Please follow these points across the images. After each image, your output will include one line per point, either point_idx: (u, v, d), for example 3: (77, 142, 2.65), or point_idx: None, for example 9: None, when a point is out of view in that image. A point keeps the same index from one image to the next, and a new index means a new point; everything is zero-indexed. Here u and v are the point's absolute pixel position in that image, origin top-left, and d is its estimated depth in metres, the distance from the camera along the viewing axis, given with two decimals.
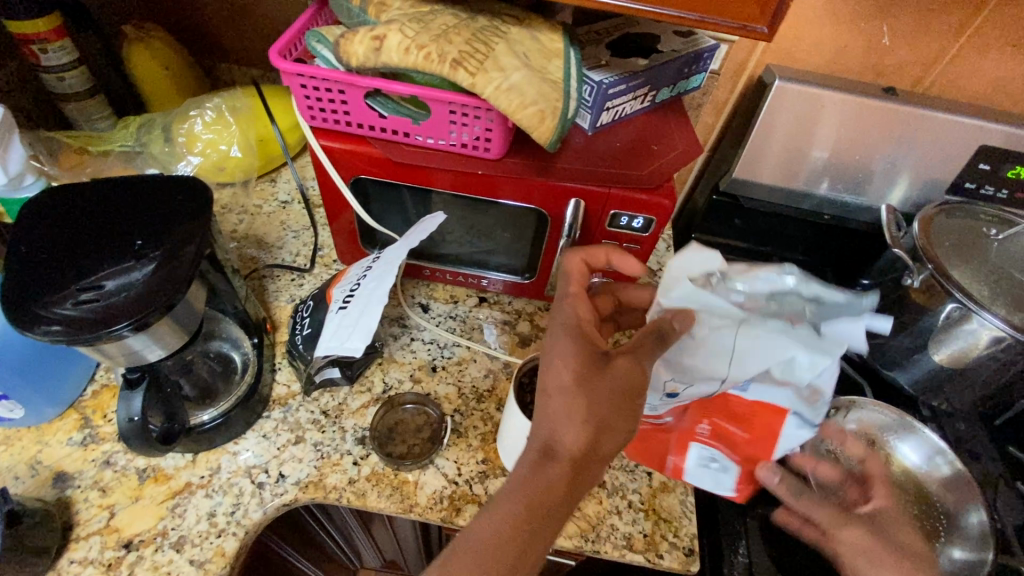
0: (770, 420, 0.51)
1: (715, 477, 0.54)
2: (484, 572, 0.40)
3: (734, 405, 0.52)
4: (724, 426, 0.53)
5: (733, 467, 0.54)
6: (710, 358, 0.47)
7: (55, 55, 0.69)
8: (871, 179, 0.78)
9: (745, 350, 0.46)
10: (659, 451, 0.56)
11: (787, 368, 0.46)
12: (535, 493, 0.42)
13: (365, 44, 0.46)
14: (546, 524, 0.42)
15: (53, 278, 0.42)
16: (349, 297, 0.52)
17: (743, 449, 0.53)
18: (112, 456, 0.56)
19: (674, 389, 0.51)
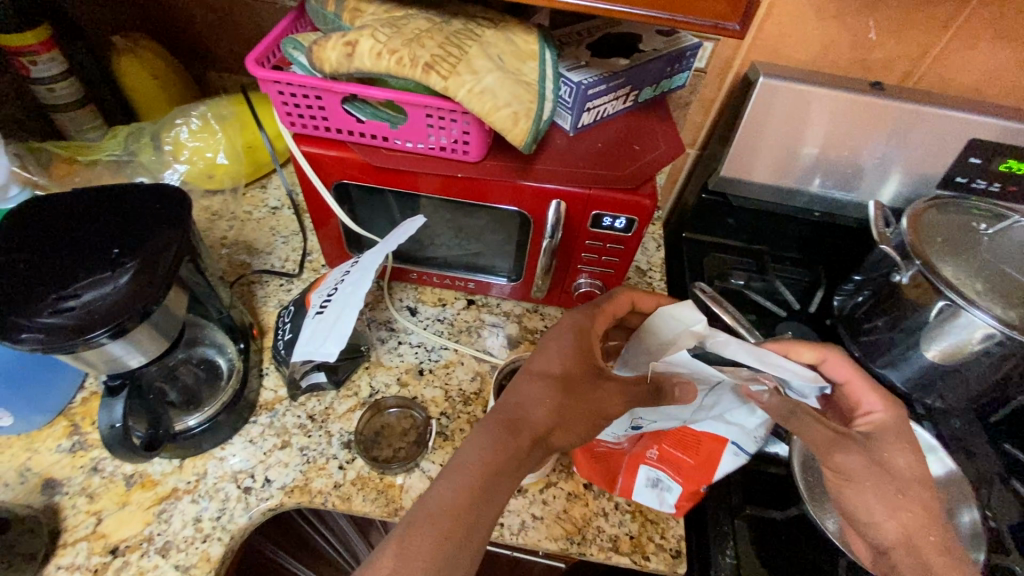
0: (712, 449, 0.52)
1: (659, 498, 0.55)
2: (443, 534, 0.39)
3: (684, 432, 0.53)
4: (672, 449, 0.54)
5: (676, 489, 0.54)
6: (676, 403, 0.48)
7: (45, 67, 0.70)
8: (862, 175, 0.77)
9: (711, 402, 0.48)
10: (610, 471, 0.56)
11: (736, 413, 0.49)
12: (487, 464, 0.43)
13: (338, 50, 0.48)
14: (496, 496, 0.42)
15: (32, 288, 0.42)
16: (326, 302, 0.53)
17: (687, 473, 0.53)
18: (100, 463, 0.57)
19: (639, 423, 0.51)
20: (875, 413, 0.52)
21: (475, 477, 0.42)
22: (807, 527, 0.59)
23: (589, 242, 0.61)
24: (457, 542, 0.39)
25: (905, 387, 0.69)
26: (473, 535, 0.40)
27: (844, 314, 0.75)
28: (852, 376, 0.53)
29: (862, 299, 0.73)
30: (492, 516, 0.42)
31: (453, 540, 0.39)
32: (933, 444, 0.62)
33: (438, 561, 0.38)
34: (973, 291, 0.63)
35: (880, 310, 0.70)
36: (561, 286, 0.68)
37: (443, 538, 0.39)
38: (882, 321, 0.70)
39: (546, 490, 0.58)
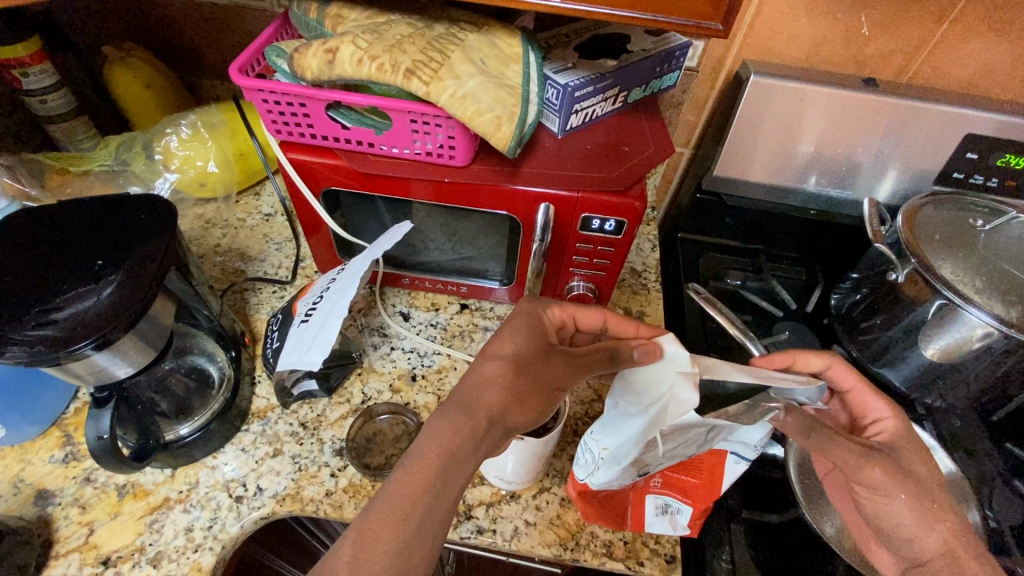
0: (714, 463, 0.52)
1: (672, 523, 0.53)
2: (399, 530, 0.35)
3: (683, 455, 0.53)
4: (675, 473, 0.53)
5: (687, 510, 0.53)
6: (682, 445, 0.46)
7: (36, 78, 0.70)
8: (857, 172, 0.76)
9: (717, 435, 0.46)
10: (617, 509, 0.54)
11: (737, 432, 0.48)
12: (447, 443, 0.40)
13: (319, 57, 0.48)
14: (457, 476, 0.39)
15: (16, 301, 0.42)
16: (311, 311, 0.53)
17: (694, 493, 0.53)
18: (92, 474, 0.57)
19: (645, 468, 0.48)
20: (884, 420, 0.51)
21: (434, 457, 0.39)
22: (805, 530, 0.58)
23: (579, 245, 0.61)
24: (417, 525, 0.36)
25: (904, 386, 0.68)
26: (433, 517, 0.37)
27: (841, 313, 0.74)
28: (858, 384, 0.53)
29: (859, 298, 0.72)
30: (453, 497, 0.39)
31: (413, 523, 0.36)
32: (933, 444, 0.61)
33: (399, 549, 0.35)
34: (971, 288, 0.62)
35: (877, 309, 0.69)
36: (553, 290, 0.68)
37: (399, 534, 0.35)
38: (879, 320, 0.68)
39: (539, 496, 0.58)
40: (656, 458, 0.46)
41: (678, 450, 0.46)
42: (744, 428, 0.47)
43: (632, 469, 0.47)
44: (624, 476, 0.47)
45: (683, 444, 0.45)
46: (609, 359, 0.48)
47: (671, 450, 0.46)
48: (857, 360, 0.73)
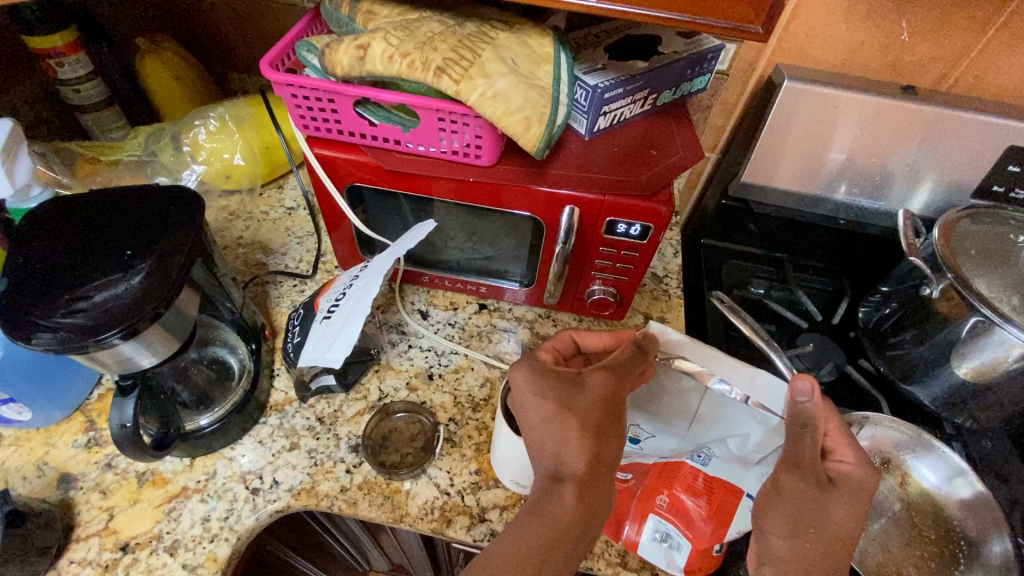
0: (725, 499, 0.52)
1: (667, 556, 0.52)
2: None
3: (691, 477, 0.54)
4: (682, 501, 0.53)
5: (685, 546, 0.52)
6: (670, 415, 0.53)
7: (71, 68, 0.71)
8: (891, 182, 0.74)
9: (710, 415, 0.51)
10: (616, 515, 0.55)
11: (740, 443, 0.50)
12: (555, 512, 0.42)
13: (350, 53, 0.47)
14: (563, 550, 0.42)
15: (46, 289, 0.43)
16: (333, 307, 0.53)
17: (696, 528, 0.52)
18: (113, 459, 0.58)
19: (637, 434, 0.54)
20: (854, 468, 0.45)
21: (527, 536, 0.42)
22: None
23: (602, 250, 0.60)
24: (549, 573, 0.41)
25: (934, 405, 0.66)
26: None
27: (869, 327, 0.73)
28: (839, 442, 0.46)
29: (889, 312, 0.70)
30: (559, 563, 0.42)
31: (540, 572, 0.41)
32: (964, 467, 0.57)
33: None
34: (1008, 306, 0.61)
35: (908, 324, 0.67)
36: (573, 292, 0.67)
37: None
38: (909, 336, 0.67)
39: None
40: (650, 423, 0.53)
41: (672, 419, 0.53)
42: (747, 437, 0.50)
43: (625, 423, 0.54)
44: None
45: (675, 405, 0.52)
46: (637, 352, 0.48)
47: (661, 411, 0.53)
48: (883, 375, 0.71)
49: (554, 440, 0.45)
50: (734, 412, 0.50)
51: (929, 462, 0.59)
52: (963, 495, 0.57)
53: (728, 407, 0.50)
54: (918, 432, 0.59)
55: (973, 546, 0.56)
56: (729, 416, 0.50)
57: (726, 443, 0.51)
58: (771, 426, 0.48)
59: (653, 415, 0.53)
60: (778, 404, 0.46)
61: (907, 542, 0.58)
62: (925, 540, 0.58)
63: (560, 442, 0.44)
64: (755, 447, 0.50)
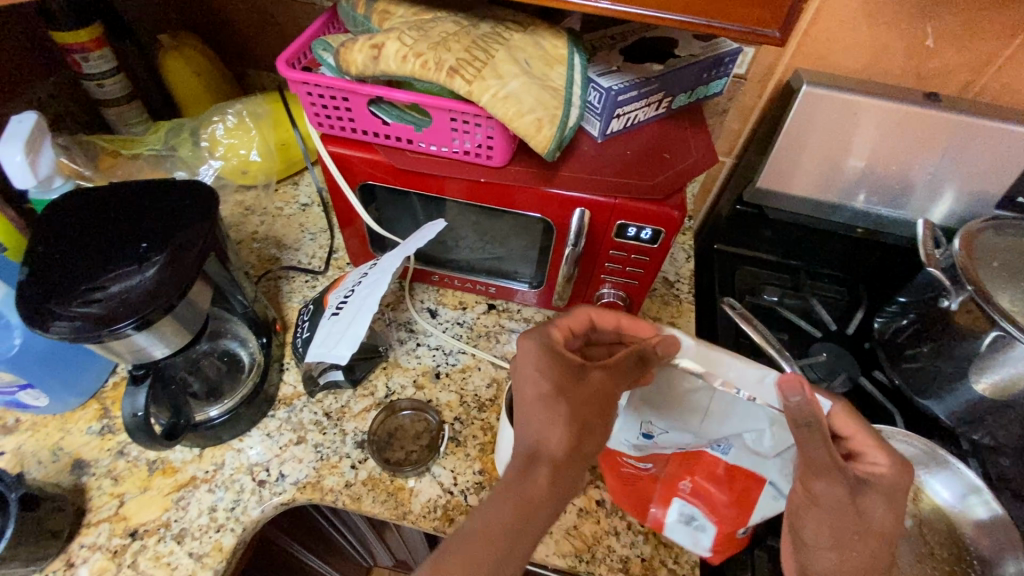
0: (748, 486, 0.50)
1: (693, 538, 0.51)
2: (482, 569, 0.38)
3: (714, 465, 0.52)
4: (706, 488, 0.51)
5: (711, 529, 0.51)
6: (683, 414, 0.51)
7: (96, 63, 0.73)
8: (910, 191, 0.73)
9: (722, 411, 0.49)
10: (639, 500, 0.54)
11: (759, 435, 0.49)
12: (526, 495, 0.41)
13: (365, 53, 0.48)
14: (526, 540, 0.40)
15: (63, 279, 0.44)
16: (342, 304, 0.53)
17: (721, 512, 0.51)
18: (126, 447, 0.59)
19: (650, 431, 0.52)
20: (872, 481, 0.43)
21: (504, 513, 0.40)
22: None
23: (613, 253, 0.60)
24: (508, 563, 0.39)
25: (950, 419, 0.65)
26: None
27: (884, 338, 0.71)
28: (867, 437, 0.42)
29: (906, 323, 0.68)
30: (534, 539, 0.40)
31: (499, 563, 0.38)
32: (979, 485, 0.55)
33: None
34: None
35: (925, 337, 0.65)
36: (583, 295, 0.67)
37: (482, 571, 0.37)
38: (927, 348, 0.65)
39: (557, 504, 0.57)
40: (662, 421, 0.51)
41: (683, 415, 0.51)
42: (764, 432, 0.48)
43: (635, 421, 0.52)
44: (627, 430, 0.52)
45: (683, 401, 0.50)
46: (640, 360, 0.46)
47: (673, 408, 0.51)
48: (898, 388, 0.69)
49: (543, 422, 0.44)
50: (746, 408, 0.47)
51: (943, 478, 0.58)
52: (977, 514, 0.56)
53: (746, 406, 0.47)
54: (933, 447, 0.57)
55: (987, 566, 0.54)
56: (748, 413, 0.48)
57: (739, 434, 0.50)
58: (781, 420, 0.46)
59: (665, 413, 0.51)
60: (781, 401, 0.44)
61: (918, 559, 0.56)
62: (936, 559, 0.56)
63: (548, 423, 0.44)
64: (774, 440, 0.48)
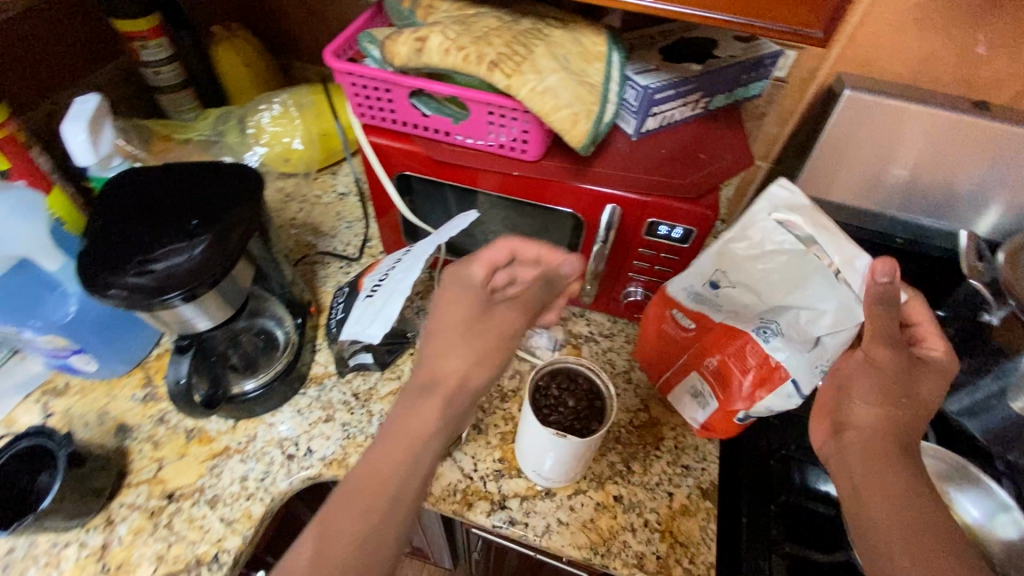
0: (772, 373, 0.51)
1: (694, 407, 0.59)
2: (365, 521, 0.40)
3: (747, 347, 0.52)
4: (731, 367, 0.54)
5: (711, 406, 0.56)
6: (750, 282, 0.52)
7: (154, 51, 0.77)
8: (955, 202, 0.71)
9: (797, 281, 0.49)
10: (665, 361, 0.62)
11: (811, 322, 0.48)
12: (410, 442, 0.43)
13: (408, 45, 0.49)
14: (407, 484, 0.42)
15: (119, 249, 0.47)
16: (376, 287, 0.55)
17: (728, 395, 0.54)
18: (166, 415, 0.62)
19: (717, 281, 0.54)
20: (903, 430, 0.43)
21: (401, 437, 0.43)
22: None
23: (642, 251, 0.60)
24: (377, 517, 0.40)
25: (986, 438, 0.62)
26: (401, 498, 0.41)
27: None
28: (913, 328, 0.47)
29: (943, 338, 0.67)
30: (417, 486, 0.42)
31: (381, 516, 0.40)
32: (1009, 502, 0.54)
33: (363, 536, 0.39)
34: None
35: (963, 352, 0.63)
36: (610, 292, 0.67)
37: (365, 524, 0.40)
38: (964, 364, 0.63)
39: (575, 497, 0.58)
40: (733, 265, 0.52)
41: (758, 274, 0.51)
42: (820, 315, 0.47)
43: (709, 265, 0.54)
44: (694, 274, 0.55)
45: (765, 269, 0.51)
46: (547, 287, 0.52)
47: (745, 264, 0.52)
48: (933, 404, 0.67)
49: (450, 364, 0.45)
50: (819, 292, 0.47)
51: (973, 496, 0.56)
52: (1009, 535, 0.54)
53: (815, 283, 0.48)
54: (961, 461, 0.56)
55: None
56: (813, 293, 0.48)
57: (797, 315, 0.49)
58: (856, 314, 0.46)
59: (734, 262, 0.52)
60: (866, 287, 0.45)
61: None
62: None
63: (449, 354, 0.46)
64: (822, 327, 0.47)
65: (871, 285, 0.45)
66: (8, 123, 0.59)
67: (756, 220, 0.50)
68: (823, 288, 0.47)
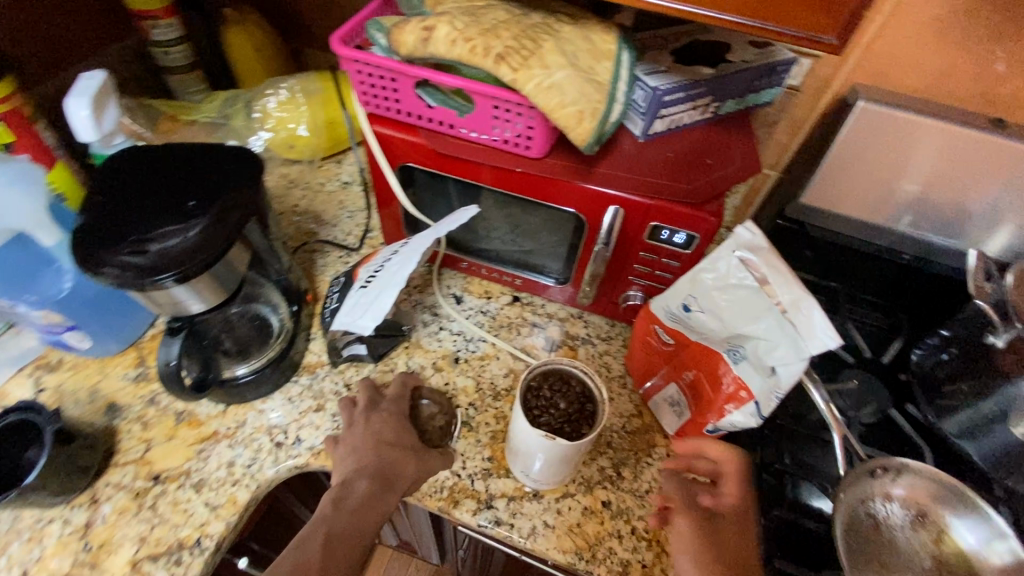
0: (734, 395, 0.51)
1: (671, 416, 0.60)
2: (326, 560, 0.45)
3: (719, 368, 0.52)
4: (705, 384, 0.55)
5: (686, 417, 0.58)
6: (718, 311, 0.51)
7: (164, 31, 0.76)
8: (965, 221, 0.69)
9: (755, 314, 0.48)
10: (651, 370, 0.63)
11: (767, 351, 0.47)
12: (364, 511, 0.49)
13: (416, 34, 0.48)
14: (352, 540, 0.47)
15: (114, 226, 0.46)
16: (372, 277, 0.55)
17: (701, 407, 0.55)
18: (157, 396, 0.62)
19: (690, 305, 0.54)
20: None
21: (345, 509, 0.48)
22: None
23: (643, 255, 0.59)
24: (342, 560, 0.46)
25: (985, 462, 0.61)
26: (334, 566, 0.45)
27: (922, 371, 0.68)
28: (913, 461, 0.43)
29: (947, 357, 0.65)
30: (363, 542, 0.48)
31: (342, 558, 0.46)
32: (1006, 532, 0.52)
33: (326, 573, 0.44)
34: None
35: (966, 374, 0.62)
36: (609, 296, 0.66)
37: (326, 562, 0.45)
38: (966, 387, 0.62)
39: (563, 501, 0.57)
40: (702, 292, 0.52)
41: (722, 304, 0.51)
42: (774, 346, 0.47)
43: (683, 290, 0.54)
44: (672, 296, 0.56)
45: (727, 301, 0.50)
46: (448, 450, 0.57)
47: (711, 296, 0.52)
48: (933, 425, 0.65)
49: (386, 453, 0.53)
50: (772, 328, 0.47)
51: (969, 521, 0.55)
52: (1004, 562, 0.52)
53: (769, 318, 0.47)
54: (958, 486, 0.55)
55: None
56: (767, 326, 0.47)
57: (756, 344, 0.48)
58: (802, 353, 0.45)
59: (702, 291, 0.52)
60: (809, 329, 0.44)
61: None
62: None
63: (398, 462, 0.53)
64: (776, 357, 0.47)
65: (814, 325, 0.43)
66: (15, 94, 0.59)
67: (718, 257, 0.50)
68: (775, 324, 0.46)
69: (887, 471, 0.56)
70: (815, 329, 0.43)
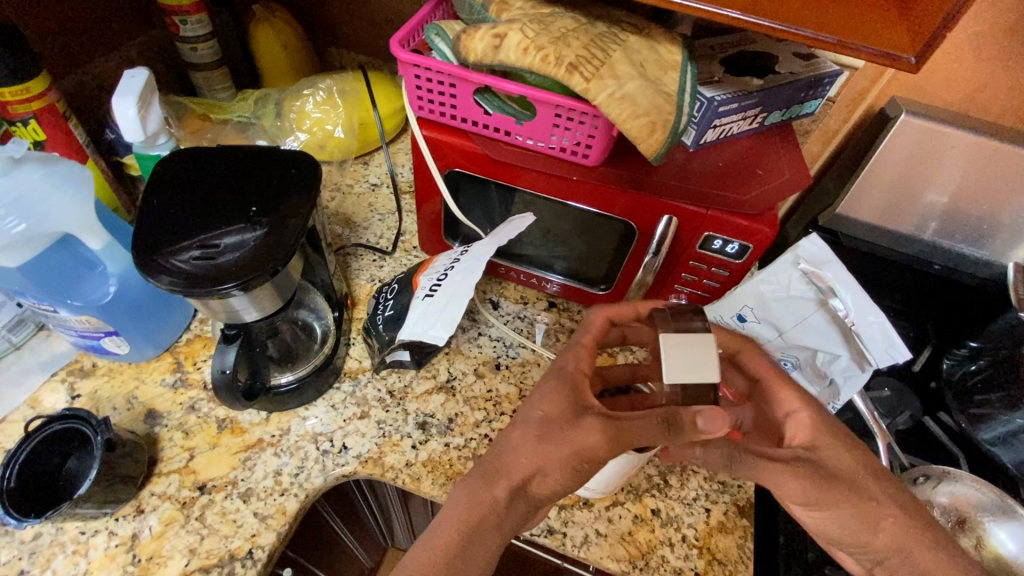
0: None
1: None
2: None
3: None
4: None
5: None
6: (775, 321, 0.54)
7: (192, 27, 0.75)
8: (994, 232, 0.71)
9: (817, 325, 0.52)
10: None
11: (828, 361, 0.53)
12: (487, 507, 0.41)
13: (485, 41, 0.48)
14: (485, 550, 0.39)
15: (175, 232, 0.45)
16: (436, 286, 0.54)
17: None
18: (197, 403, 0.60)
19: (745, 316, 0.55)
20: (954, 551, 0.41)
21: (466, 510, 0.40)
22: None
23: (692, 264, 0.59)
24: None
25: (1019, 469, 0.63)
26: None
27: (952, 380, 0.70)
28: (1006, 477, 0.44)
29: (976, 368, 0.68)
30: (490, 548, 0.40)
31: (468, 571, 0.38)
32: None
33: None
34: None
35: (997, 384, 0.64)
36: None
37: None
38: (999, 397, 0.64)
39: (612, 509, 0.57)
40: (758, 303, 0.54)
41: (780, 314, 0.53)
42: (838, 358, 0.52)
43: (739, 301, 0.55)
44: (723, 306, 0.56)
45: (785, 311, 0.53)
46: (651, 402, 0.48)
47: (769, 307, 0.53)
48: (964, 431, 0.67)
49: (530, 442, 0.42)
50: (836, 339, 0.51)
51: (1009, 528, 0.57)
52: None
53: (835, 330, 0.51)
54: (1001, 495, 0.57)
55: None
56: (831, 338, 0.51)
57: (815, 354, 0.54)
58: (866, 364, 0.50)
59: (759, 302, 0.54)
60: (880, 344, 0.48)
61: None
62: None
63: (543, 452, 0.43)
64: (839, 369, 0.52)
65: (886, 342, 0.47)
66: (50, 92, 0.57)
67: (780, 270, 0.51)
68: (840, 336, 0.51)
69: (928, 477, 0.58)
70: (887, 345, 0.47)
